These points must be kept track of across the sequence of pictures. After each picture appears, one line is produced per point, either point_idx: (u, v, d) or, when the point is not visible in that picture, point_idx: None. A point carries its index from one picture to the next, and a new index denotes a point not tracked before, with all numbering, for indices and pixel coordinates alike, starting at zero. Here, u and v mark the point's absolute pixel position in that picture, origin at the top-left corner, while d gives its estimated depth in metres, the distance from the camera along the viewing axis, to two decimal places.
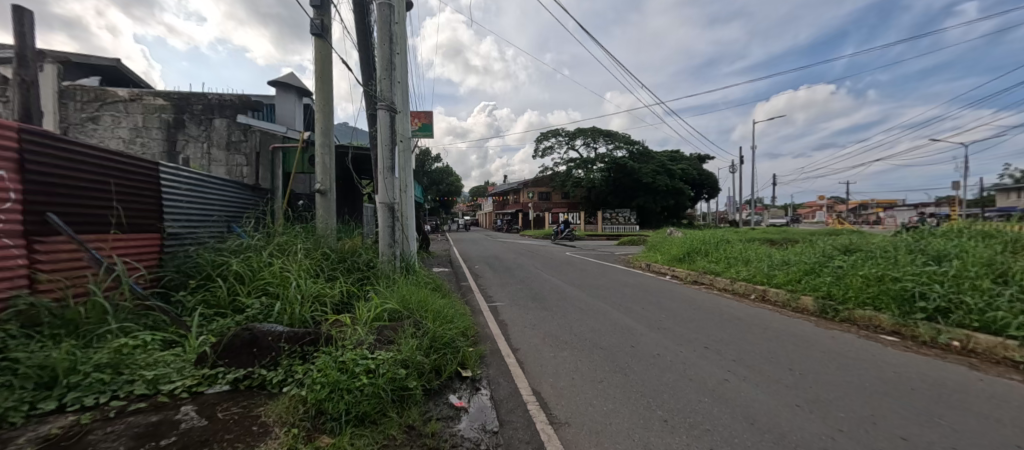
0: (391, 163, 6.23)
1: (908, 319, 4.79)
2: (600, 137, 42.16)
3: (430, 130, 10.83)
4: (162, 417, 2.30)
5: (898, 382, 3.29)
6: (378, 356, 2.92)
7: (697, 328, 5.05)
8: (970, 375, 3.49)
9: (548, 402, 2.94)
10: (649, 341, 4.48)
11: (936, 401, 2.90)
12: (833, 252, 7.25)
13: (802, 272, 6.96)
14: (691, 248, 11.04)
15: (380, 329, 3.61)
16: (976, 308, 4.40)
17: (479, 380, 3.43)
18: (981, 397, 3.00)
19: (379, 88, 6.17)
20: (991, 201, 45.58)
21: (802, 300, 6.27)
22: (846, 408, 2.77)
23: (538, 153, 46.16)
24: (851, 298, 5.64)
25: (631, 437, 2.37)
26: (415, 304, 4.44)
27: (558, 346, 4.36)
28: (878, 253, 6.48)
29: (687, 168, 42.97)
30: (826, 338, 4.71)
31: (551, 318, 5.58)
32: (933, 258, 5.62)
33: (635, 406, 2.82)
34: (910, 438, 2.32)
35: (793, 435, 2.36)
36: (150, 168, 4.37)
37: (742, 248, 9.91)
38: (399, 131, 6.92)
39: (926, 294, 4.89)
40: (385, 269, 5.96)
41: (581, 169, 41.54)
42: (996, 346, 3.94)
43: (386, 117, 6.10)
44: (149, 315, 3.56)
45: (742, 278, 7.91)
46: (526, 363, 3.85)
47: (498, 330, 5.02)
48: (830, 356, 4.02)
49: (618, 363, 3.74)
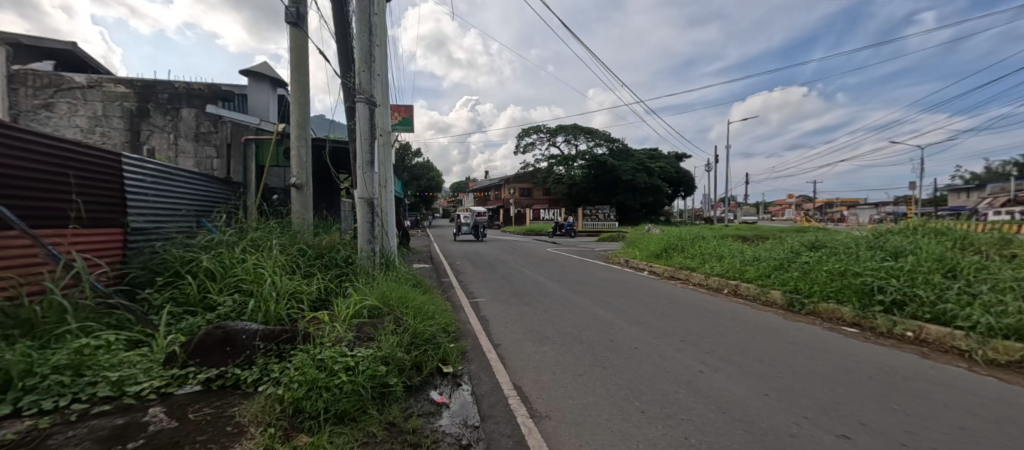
0: (369, 157, 6.14)
1: (867, 311, 5.09)
2: (581, 134, 42.55)
3: (410, 124, 10.71)
4: (129, 419, 2.21)
5: (858, 371, 3.49)
6: (357, 353, 2.89)
7: (674, 322, 5.20)
8: (922, 363, 3.75)
9: (529, 397, 2.97)
10: (627, 335, 4.58)
11: (893, 388, 3.09)
12: (800, 248, 7.58)
13: (772, 268, 7.27)
14: (668, 244, 11.34)
15: (359, 326, 3.55)
16: (928, 301, 4.71)
17: (461, 376, 3.43)
18: (933, 384, 3.22)
19: (357, 80, 6.07)
20: (943, 200, 48.54)
21: (770, 294, 6.57)
22: (811, 395, 2.92)
23: (519, 150, 46.29)
24: (817, 292, 5.93)
25: (610, 429, 2.43)
26: (395, 300, 4.38)
27: (539, 340, 4.42)
28: (842, 249, 6.84)
29: (664, 166, 43.99)
30: (792, 330, 4.94)
31: (532, 313, 5.62)
32: (891, 254, 5.96)
33: (614, 398, 2.89)
34: (868, 423, 2.47)
35: (762, 422, 2.47)
36: (111, 159, 4.14)
37: (715, 244, 10.27)
38: (379, 125, 6.79)
39: (884, 288, 5.18)
40: (364, 265, 5.86)
41: (562, 165, 42.25)
42: (945, 336, 4.23)
43: (365, 110, 6.01)
44: (113, 313, 3.40)
45: (716, 274, 8.21)
46: (508, 358, 3.88)
47: (479, 326, 5.01)
48: (796, 347, 4.22)
49: (597, 357, 3.82)
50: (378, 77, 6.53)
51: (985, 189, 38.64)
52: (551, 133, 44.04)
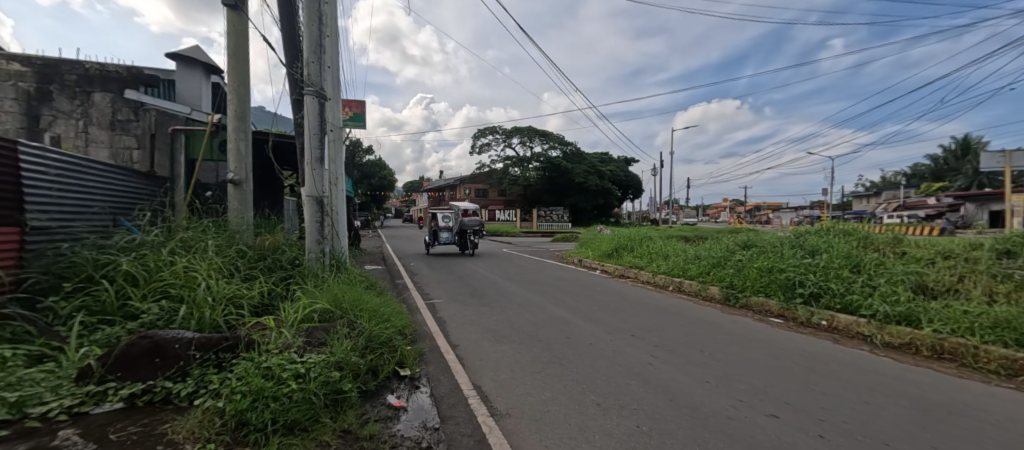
0: (319, 153, 5.83)
1: (790, 303, 5.67)
2: (536, 137, 43.26)
3: (362, 120, 10.31)
4: (34, 445, 1.93)
5: (783, 357, 3.89)
6: (307, 359, 2.75)
7: (625, 318, 5.45)
8: (833, 348, 4.25)
9: (489, 396, 2.99)
10: (583, 331, 4.73)
11: (812, 371, 3.48)
12: (735, 247, 8.25)
13: (710, 265, 7.85)
14: (619, 244, 11.85)
15: (309, 330, 3.34)
16: (838, 293, 5.35)
17: (418, 378, 3.37)
18: (842, 365, 3.67)
19: (306, 72, 5.74)
20: (849, 205, 55.11)
21: (709, 290, 7.10)
22: (746, 380, 3.20)
23: (475, 150, 46.15)
24: (748, 287, 6.50)
25: (568, 422, 2.51)
26: (348, 303, 4.18)
27: (498, 340, 4.44)
28: (769, 248, 7.53)
29: (615, 170, 45.91)
30: (728, 322, 5.38)
31: (490, 313, 5.63)
32: (809, 252, 6.68)
33: (571, 393, 2.99)
34: (791, 402, 2.76)
35: (705, 407, 2.68)
36: (7, 147, 3.58)
37: (661, 243, 10.88)
38: (329, 119, 6.47)
39: (804, 282, 5.80)
40: (312, 267, 5.55)
41: (517, 167, 42.64)
42: (852, 324, 4.83)
43: (314, 103, 5.70)
44: (7, 325, 2.94)
45: (662, 272, 8.71)
46: (466, 358, 3.87)
47: (436, 328, 4.92)
48: (732, 337, 4.61)
49: (555, 354, 3.92)
50: (328, 70, 6.23)
51: (883, 196, 44.28)
52: (507, 134, 44.25)
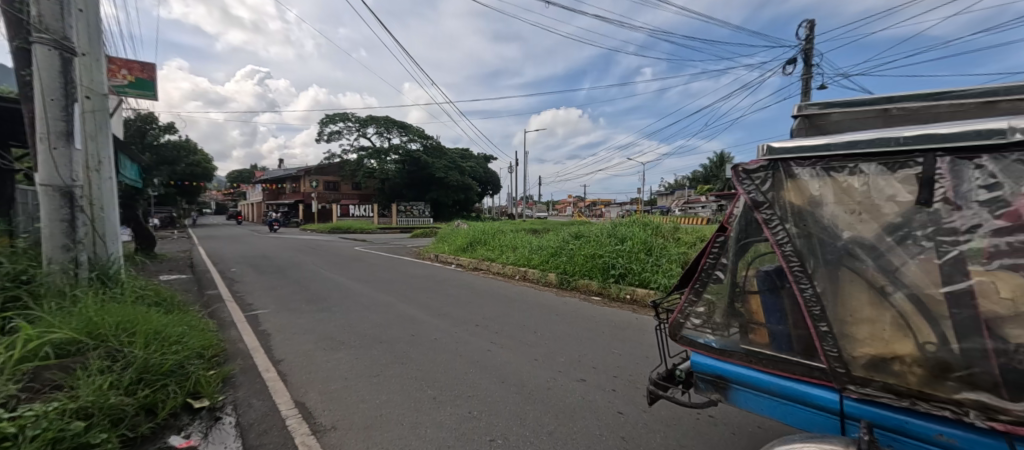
0: (65, 126, 4.27)
1: (607, 283, 6.81)
2: (394, 128, 41.01)
3: (149, 88, 8.00)
4: None
5: (596, 328, 4.63)
6: (24, 413, 1.96)
7: (471, 309, 5.63)
8: (633, 316, 5.27)
9: (313, 411, 2.68)
10: (429, 327, 4.69)
11: (615, 337, 4.21)
12: (568, 237, 9.37)
13: (549, 254, 8.75)
14: (473, 238, 12.20)
15: (34, 371, 2.39)
16: (637, 271, 6.66)
17: (221, 407, 2.79)
18: (636, 329, 4.58)
19: (34, 11, 4.09)
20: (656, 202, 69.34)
21: (548, 276, 7.98)
22: (566, 353, 3.68)
23: (322, 138, 41.10)
24: (577, 272, 7.51)
25: (400, 423, 2.43)
26: (113, 327, 3.16)
27: (333, 348, 4.03)
28: (593, 237, 8.82)
29: (475, 166, 47.10)
30: (561, 303, 6.12)
31: (328, 320, 5.08)
32: (619, 239, 8.10)
33: (408, 391, 2.92)
34: (597, 365, 3.28)
35: (531, 382, 2.97)
36: None
37: (511, 235, 11.63)
38: (83, 81, 4.78)
39: (614, 265, 7.01)
40: (54, 283, 4.03)
41: (373, 159, 39.78)
42: (646, 295, 6.10)
43: (51, 56, 4.13)
44: None
45: (511, 263, 9.34)
46: (290, 373, 3.39)
47: (256, 344, 4.16)
48: (561, 317, 5.26)
49: (397, 354, 3.78)
50: (76, 13, 4.59)
51: (677, 195, 57.07)
52: (360, 122, 40.70)
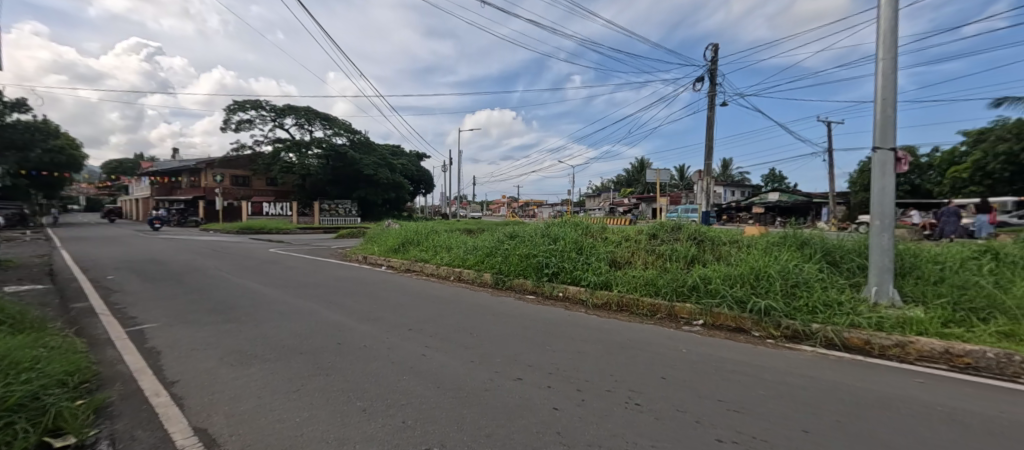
0: None
1: (540, 281, 6.99)
2: (317, 120, 37.92)
3: None
4: None
5: (531, 326, 4.71)
6: None
7: (404, 313, 5.40)
8: (565, 313, 5.46)
9: (217, 437, 2.34)
10: (357, 334, 4.39)
11: (550, 334, 4.31)
12: (502, 237, 9.43)
13: (484, 254, 8.73)
14: (405, 238, 11.73)
15: None
16: (569, 270, 6.92)
17: (93, 443, 2.30)
18: (569, 325, 4.75)
19: None
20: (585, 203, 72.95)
21: (484, 276, 7.99)
22: (502, 353, 3.67)
23: (230, 127, 36.63)
24: (512, 271, 7.60)
25: (325, 441, 2.22)
26: None
27: (242, 363, 3.58)
28: (526, 236, 8.96)
29: (407, 164, 45.40)
30: (496, 303, 6.14)
31: (237, 331, 4.51)
32: (552, 239, 8.36)
33: (334, 405, 2.69)
34: (533, 364, 3.32)
35: (468, 385, 2.91)
36: None
37: (444, 235, 11.39)
38: None
39: (548, 264, 7.21)
40: None
41: (292, 153, 36.43)
42: (577, 293, 6.37)
43: None
44: None
45: (445, 263, 9.15)
46: (188, 396, 2.93)
47: (142, 365, 3.53)
48: (497, 316, 5.26)
49: (321, 365, 3.47)
50: None
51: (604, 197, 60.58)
52: (276, 112, 36.98)
